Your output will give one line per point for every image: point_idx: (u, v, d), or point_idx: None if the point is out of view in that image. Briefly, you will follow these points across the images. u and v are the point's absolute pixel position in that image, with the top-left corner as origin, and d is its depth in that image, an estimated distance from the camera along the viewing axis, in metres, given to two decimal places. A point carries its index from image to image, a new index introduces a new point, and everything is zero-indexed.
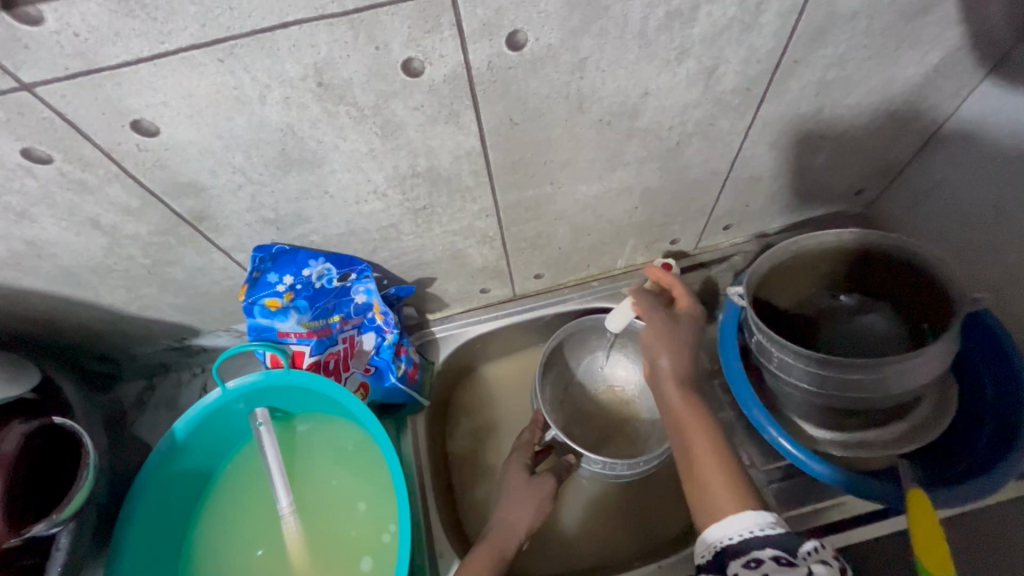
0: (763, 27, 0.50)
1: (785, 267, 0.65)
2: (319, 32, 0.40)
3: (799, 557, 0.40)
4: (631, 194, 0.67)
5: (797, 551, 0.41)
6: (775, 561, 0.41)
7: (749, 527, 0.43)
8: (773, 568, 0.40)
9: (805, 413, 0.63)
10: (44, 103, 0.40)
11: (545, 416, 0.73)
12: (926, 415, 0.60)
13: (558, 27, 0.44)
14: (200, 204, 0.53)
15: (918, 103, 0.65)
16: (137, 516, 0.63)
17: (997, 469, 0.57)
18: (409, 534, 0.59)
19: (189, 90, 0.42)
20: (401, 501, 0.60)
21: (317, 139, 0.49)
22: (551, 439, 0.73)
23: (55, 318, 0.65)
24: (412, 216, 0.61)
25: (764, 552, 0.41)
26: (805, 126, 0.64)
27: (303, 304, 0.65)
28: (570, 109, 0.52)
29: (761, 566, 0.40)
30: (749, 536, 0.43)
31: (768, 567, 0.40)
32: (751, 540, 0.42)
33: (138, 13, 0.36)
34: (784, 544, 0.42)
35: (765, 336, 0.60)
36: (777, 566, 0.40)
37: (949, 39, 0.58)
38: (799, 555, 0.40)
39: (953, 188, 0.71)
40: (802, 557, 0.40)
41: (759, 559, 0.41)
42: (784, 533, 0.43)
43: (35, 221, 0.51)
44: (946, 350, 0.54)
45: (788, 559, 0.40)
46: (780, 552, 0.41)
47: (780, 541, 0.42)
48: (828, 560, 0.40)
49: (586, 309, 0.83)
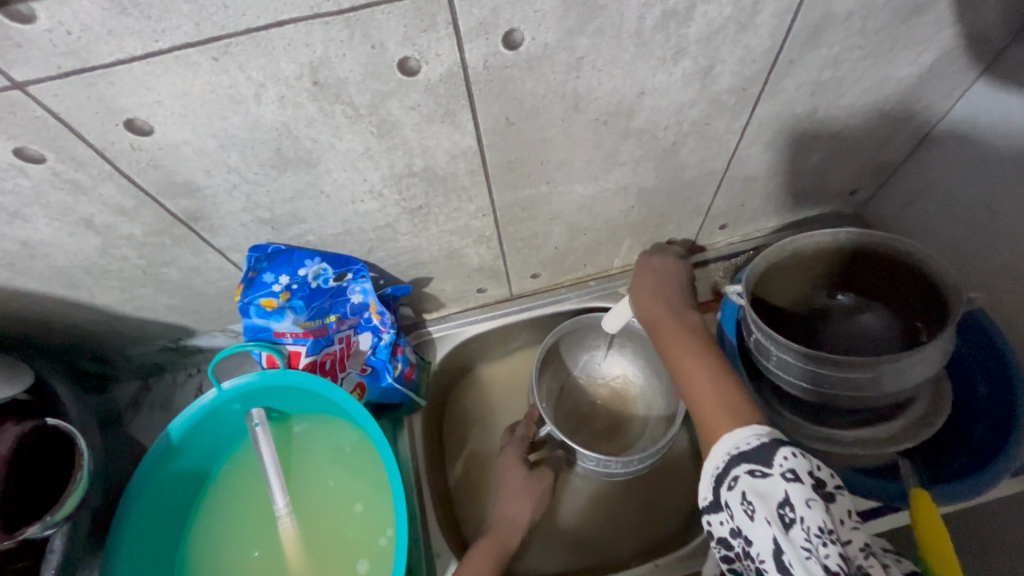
0: (759, 27, 0.50)
1: (781, 266, 0.65)
2: (314, 31, 0.40)
3: (771, 471, 0.40)
4: (627, 194, 0.67)
5: (770, 465, 0.40)
6: (750, 476, 0.41)
7: (727, 448, 0.43)
8: (748, 485, 0.41)
9: (801, 412, 0.63)
10: (36, 102, 0.40)
11: (541, 413, 0.72)
12: (921, 413, 0.61)
13: (554, 26, 0.44)
14: (194, 204, 0.53)
15: (913, 102, 0.66)
16: (132, 518, 0.62)
17: (989, 468, 0.58)
18: (406, 538, 0.58)
19: (183, 89, 0.42)
20: (399, 503, 0.60)
21: (312, 138, 0.48)
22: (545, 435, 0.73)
23: (48, 319, 0.64)
24: (408, 216, 0.61)
25: (741, 468, 0.42)
26: (800, 126, 0.65)
27: (299, 304, 0.65)
28: (566, 109, 0.52)
29: (737, 485, 0.41)
30: (727, 460, 0.43)
31: (744, 485, 0.41)
32: (730, 459, 0.43)
33: (132, 12, 0.36)
34: (758, 456, 0.41)
35: (763, 336, 0.60)
36: (751, 482, 0.41)
37: (944, 39, 0.58)
38: (773, 466, 0.40)
39: (947, 187, 0.71)
40: (775, 471, 0.40)
41: (735, 478, 0.42)
42: (763, 442, 0.42)
43: (28, 221, 0.51)
44: (940, 349, 0.54)
45: (761, 473, 0.40)
46: (755, 466, 0.41)
47: (755, 455, 0.41)
48: (801, 473, 0.39)
49: (582, 309, 0.84)
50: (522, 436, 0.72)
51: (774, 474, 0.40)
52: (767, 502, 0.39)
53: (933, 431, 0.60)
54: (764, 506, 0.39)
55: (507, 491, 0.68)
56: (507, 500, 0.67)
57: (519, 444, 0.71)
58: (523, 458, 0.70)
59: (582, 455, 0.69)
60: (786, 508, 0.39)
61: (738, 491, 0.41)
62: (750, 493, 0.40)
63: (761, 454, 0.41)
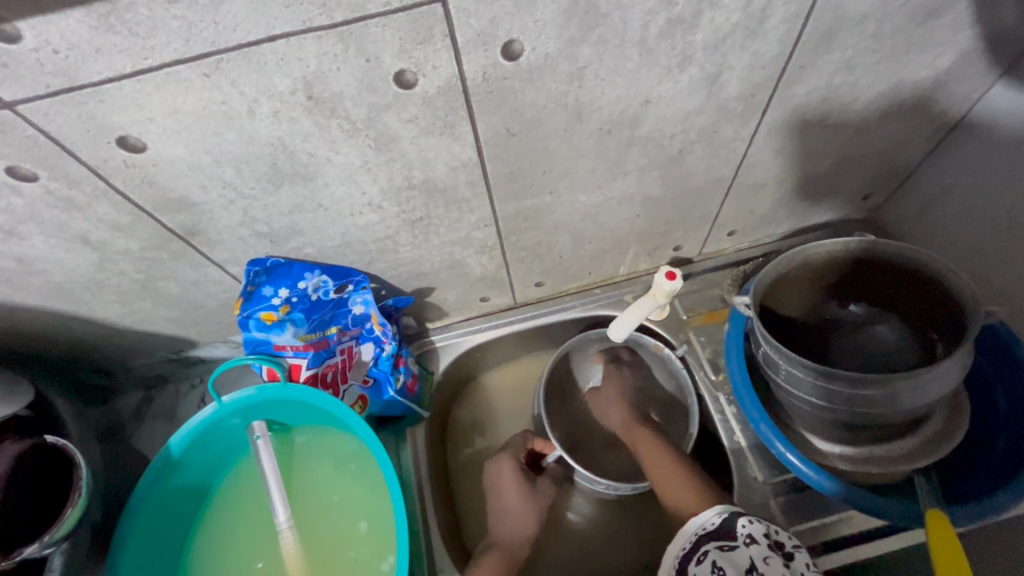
0: (768, 32, 0.48)
1: (790, 276, 0.63)
2: (307, 45, 0.39)
3: (737, 541, 0.49)
4: (632, 202, 0.66)
5: (735, 534, 0.49)
6: (719, 548, 0.49)
7: (696, 528, 0.52)
8: (718, 554, 0.49)
9: (810, 426, 0.61)
10: (26, 121, 0.39)
11: (548, 435, 0.71)
12: (937, 430, 0.59)
13: (555, 36, 0.43)
14: (191, 219, 0.52)
15: (930, 105, 0.63)
16: (136, 525, 0.63)
17: (1013, 487, 0.55)
18: (407, 558, 0.57)
19: (175, 106, 0.41)
20: (401, 531, 0.58)
21: (308, 153, 0.47)
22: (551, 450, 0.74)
23: (47, 333, 0.64)
24: (408, 227, 0.60)
25: (709, 544, 0.50)
26: (812, 131, 0.63)
27: (299, 317, 0.63)
28: (569, 118, 0.51)
29: (708, 556, 0.49)
30: (696, 538, 0.51)
31: (715, 555, 0.49)
32: (701, 536, 0.51)
33: (119, 29, 0.35)
34: (722, 532, 0.50)
35: (771, 350, 0.58)
36: (721, 552, 0.49)
37: (961, 42, 0.56)
38: (737, 538, 0.49)
39: (966, 193, 0.69)
40: (739, 539, 0.49)
41: (704, 552, 0.50)
42: (723, 519, 0.51)
43: (23, 238, 0.50)
44: (958, 365, 0.52)
45: (729, 545, 0.49)
46: (723, 541, 0.50)
47: (721, 530, 0.50)
48: (759, 536, 0.48)
49: (587, 317, 0.82)
50: (520, 445, 0.74)
51: (740, 542, 0.49)
52: (736, 565, 0.47)
53: (950, 449, 0.58)
54: (732, 568, 0.47)
55: (506, 505, 0.70)
56: (509, 510, 0.69)
57: (515, 451, 0.73)
58: (517, 465, 0.72)
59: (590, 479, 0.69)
60: (754, 570, 0.46)
61: (707, 560, 0.49)
62: (719, 561, 0.48)
63: (725, 529, 0.50)
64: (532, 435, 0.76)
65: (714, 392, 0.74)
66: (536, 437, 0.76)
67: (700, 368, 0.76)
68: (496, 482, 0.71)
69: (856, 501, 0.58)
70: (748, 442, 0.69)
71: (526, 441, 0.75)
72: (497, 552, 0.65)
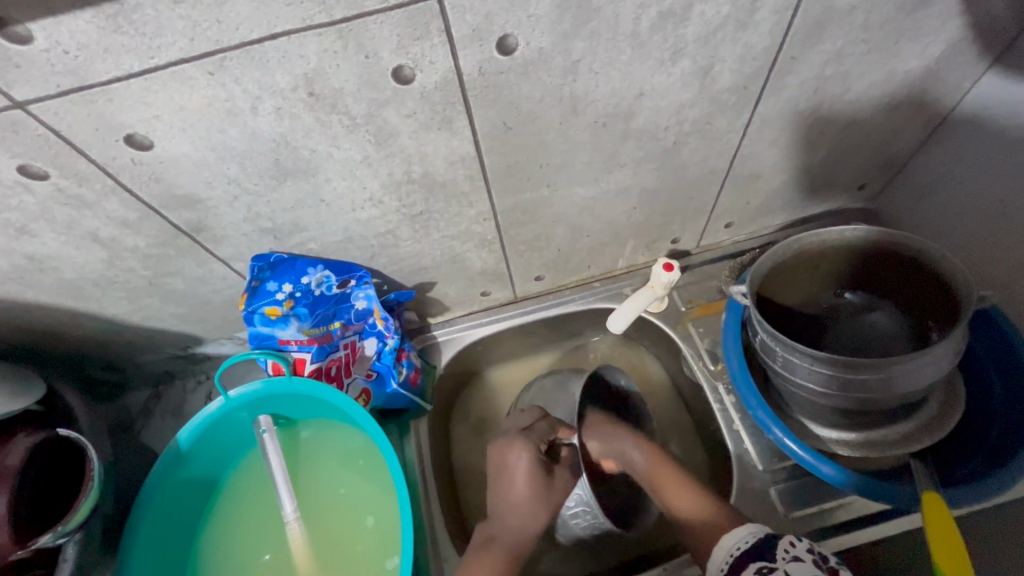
0: (759, 24, 0.49)
1: (787, 266, 0.64)
2: (308, 43, 0.40)
3: (776, 562, 0.48)
4: (629, 195, 0.67)
5: (774, 556, 0.49)
6: (758, 571, 0.49)
7: (733, 550, 0.52)
8: None
9: (806, 412, 0.62)
10: (38, 120, 0.41)
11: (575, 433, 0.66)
12: (933, 414, 0.59)
13: (548, 30, 0.44)
14: (197, 215, 0.53)
15: (922, 95, 0.64)
16: (150, 513, 0.65)
17: (1008, 468, 0.56)
18: (411, 556, 0.58)
19: (181, 103, 0.42)
20: (404, 533, 0.59)
21: (310, 148, 0.49)
22: (572, 444, 0.67)
23: (57, 330, 0.65)
24: (409, 221, 0.61)
25: (750, 568, 0.49)
26: (805, 122, 0.63)
27: (303, 312, 0.65)
28: (564, 111, 0.52)
29: None
30: (733, 562, 0.51)
31: None
32: (741, 557, 0.51)
33: (126, 29, 0.36)
34: (763, 555, 0.49)
35: (768, 337, 0.59)
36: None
37: (951, 31, 0.57)
38: (776, 559, 0.48)
39: (961, 181, 0.70)
40: (778, 560, 0.48)
41: None
42: (766, 541, 0.50)
43: (34, 236, 0.51)
44: (950, 349, 0.52)
45: (767, 567, 0.48)
46: (762, 563, 0.49)
47: (762, 553, 0.50)
48: (801, 556, 0.47)
49: (587, 310, 0.83)
50: (543, 432, 0.66)
51: (779, 565, 0.48)
52: None
53: (945, 433, 0.58)
54: None
55: (512, 496, 0.64)
56: (512, 503, 0.64)
57: (536, 439, 0.65)
58: (536, 453, 0.64)
59: (586, 502, 0.62)
60: None
61: None
62: None
63: (765, 551, 0.50)
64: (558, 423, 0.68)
65: (712, 381, 0.75)
66: (562, 424, 0.68)
67: (700, 358, 0.77)
68: (510, 473, 0.65)
69: (852, 483, 0.58)
70: (749, 430, 0.70)
71: (551, 431, 0.67)
72: (498, 551, 0.62)
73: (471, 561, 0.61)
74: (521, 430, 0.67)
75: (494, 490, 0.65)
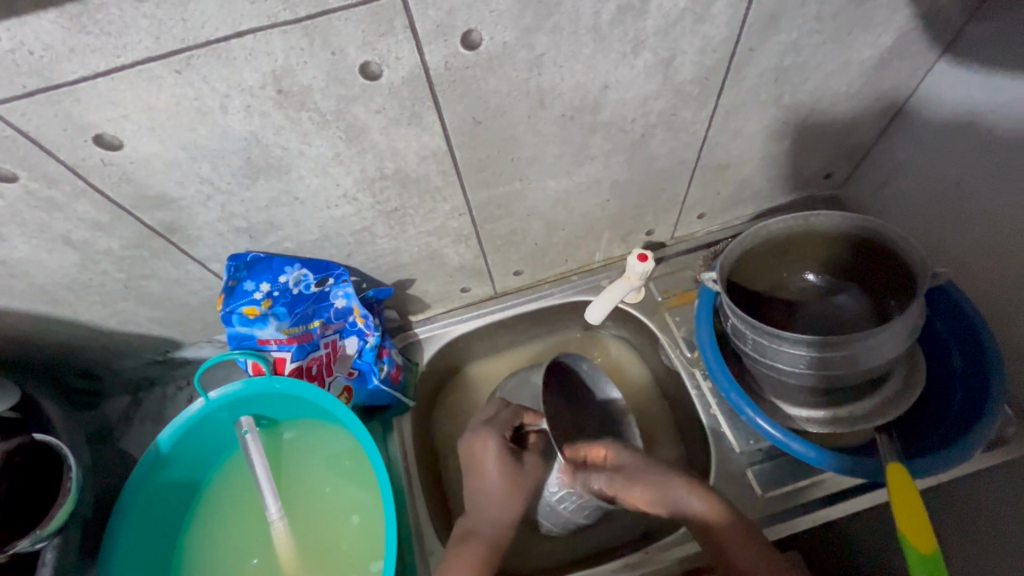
0: (716, 16, 0.51)
1: (756, 252, 0.66)
2: (273, 40, 0.41)
3: None
4: (601, 187, 0.68)
5: None
6: None
7: None
8: None
9: (777, 393, 0.64)
10: (4, 122, 0.41)
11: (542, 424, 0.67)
12: (896, 389, 0.61)
13: (510, 25, 0.45)
14: (170, 216, 0.53)
15: (877, 85, 0.67)
16: (131, 516, 0.65)
17: (968, 439, 0.58)
18: (394, 556, 0.58)
19: (148, 103, 0.43)
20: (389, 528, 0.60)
21: (281, 146, 0.49)
22: (541, 429, 0.67)
23: (32, 337, 0.65)
24: (384, 218, 0.62)
25: None
26: (768, 113, 0.66)
27: (282, 312, 0.65)
28: (531, 105, 0.53)
29: None
30: None
31: None
32: None
33: (91, 29, 0.37)
34: None
35: (739, 321, 0.60)
36: None
37: (901, 21, 0.59)
38: None
39: (919, 166, 0.72)
40: None
41: None
42: None
43: (4, 239, 0.51)
44: (907, 326, 0.54)
45: None
46: None
47: None
48: None
49: (566, 303, 0.84)
50: (507, 419, 0.67)
51: None
52: None
53: (908, 407, 0.61)
54: None
55: (488, 485, 0.64)
56: (493, 496, 0.64)
57: (500, 427, 0.66)
58: (503, 442, 0.65)
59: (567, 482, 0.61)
60: None
61: None
62: None
63: None
64: (523, 410, 0.68)
65: (689, 368, 0.76)
66: (526, 411, 0.68)
67: (676, 347, 0.78)
68: (481, 463, 0.65)
69: (821, 457, 0.60)
70: (724, 414, 0.72)
71: (516, 418, 0.67)
72: (477, 543, 0.62)
73: (459, 555, 0.60)
74: (485, 420, 0.68)
75: (468, 480, 0.66)
